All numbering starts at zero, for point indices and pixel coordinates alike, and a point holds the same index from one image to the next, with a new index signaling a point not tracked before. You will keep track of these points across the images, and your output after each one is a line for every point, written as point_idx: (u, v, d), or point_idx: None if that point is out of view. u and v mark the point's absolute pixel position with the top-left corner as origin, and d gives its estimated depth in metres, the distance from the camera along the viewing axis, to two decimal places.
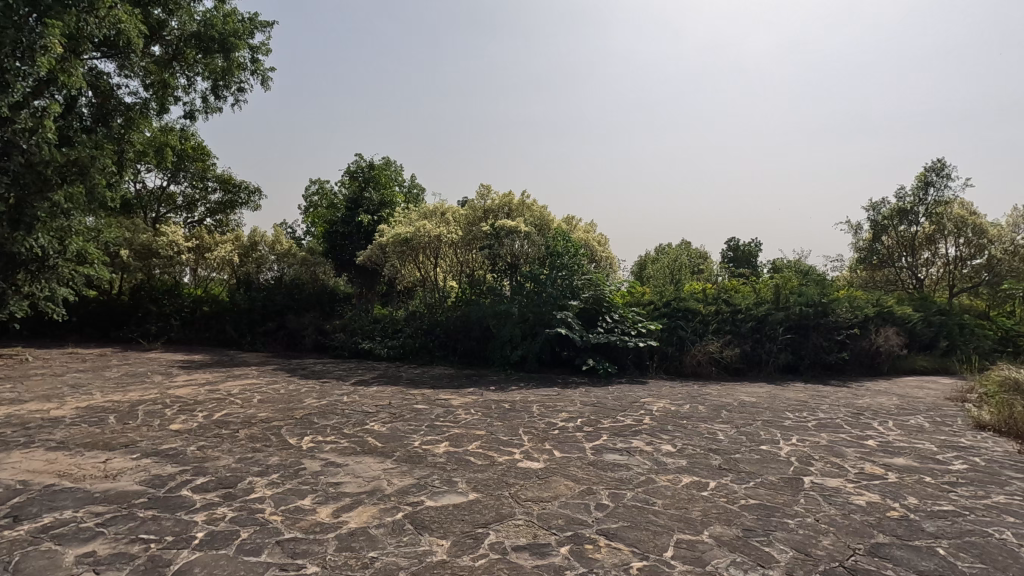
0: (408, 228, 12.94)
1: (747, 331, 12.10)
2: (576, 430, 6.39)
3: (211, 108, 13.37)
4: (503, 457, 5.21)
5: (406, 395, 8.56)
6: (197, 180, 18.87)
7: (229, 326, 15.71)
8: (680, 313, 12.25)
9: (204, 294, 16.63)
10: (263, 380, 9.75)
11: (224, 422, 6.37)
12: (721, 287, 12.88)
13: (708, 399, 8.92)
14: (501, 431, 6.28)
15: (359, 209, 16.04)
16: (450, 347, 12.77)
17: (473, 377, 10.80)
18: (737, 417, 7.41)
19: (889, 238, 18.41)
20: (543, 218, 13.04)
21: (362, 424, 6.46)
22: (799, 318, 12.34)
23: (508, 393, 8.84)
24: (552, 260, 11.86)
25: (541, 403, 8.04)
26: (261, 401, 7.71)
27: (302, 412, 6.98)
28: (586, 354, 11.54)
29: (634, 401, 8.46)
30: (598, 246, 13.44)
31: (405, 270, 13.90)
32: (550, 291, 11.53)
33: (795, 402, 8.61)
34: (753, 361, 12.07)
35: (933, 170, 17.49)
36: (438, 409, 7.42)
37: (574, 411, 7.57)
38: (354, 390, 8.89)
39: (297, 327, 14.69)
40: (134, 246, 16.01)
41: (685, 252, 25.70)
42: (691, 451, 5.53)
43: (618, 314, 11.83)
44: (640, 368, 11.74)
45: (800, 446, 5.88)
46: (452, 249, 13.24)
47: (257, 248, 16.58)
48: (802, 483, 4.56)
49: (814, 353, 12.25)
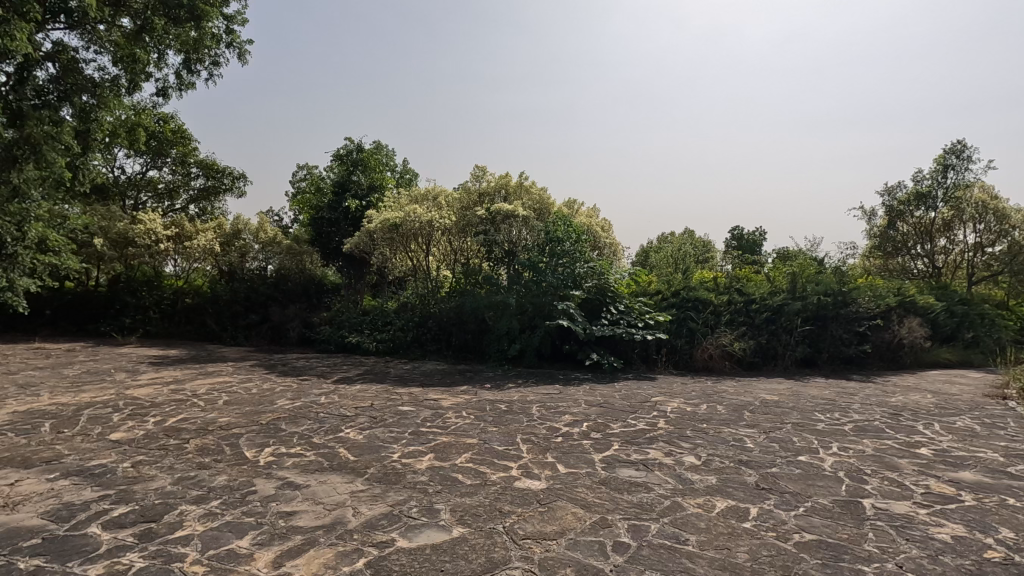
0: (398, 213, 12.06)
1: (762, 323, 11.27)
2: (583, 437, 5.55)
3: (186, 83, 12.48)
4: (498, 475, 4.36)
5: (392, 395, 7.71)
6: (179, 166, 17.89)
7: (211, 319, 14.89)
8: (690, 304, 11.39)
9: (184, 286, 15.75)
10: (237, 378, 8.90)
11: (175, 429, 5.52)
12: (732, 275, 12.05)
13: (724, 397, 8.09)
14: (497, 439, 5.43)
15: (346, 193, 15.05)
16: (444, 340, 11.94)
17: (468, 373, 9.96)
18: (762, 419, 6.58)
19: (905, 224, 17.54)
20: (542, 200, 12.09)
21: (335, 431, 5.61)
22: (817, 308, 11.52)
23: (505, 392, 7.99)
24: (552, 247, 10.90)
25: (542, 404, 7.20)
26: (226, 404, 6.86)
27: (269, 417, 6.12)
28: (589, 348, 10.71)
29: (645, 400, 7.62)
30: (602, 232, 12.54)
31: (396, 259, 13.03)
32: (551, 281, 10.65)
33: (823, 401, 7.78)
34: (768, 354, 11.26)
35: (953, 152, 16.61)
36: (425, 412, 6.58)
37: (578, 413, 6.72)
38: (334, 389, 8.05)
39: (281, 320, 13.85)
40: (110, 235, 15.14)
41: (690, 240, 24.78)
42: (719, 465, 4.69)
43: (623, 305, 10.99)
44: (647, 363, 10.90)
45: (845, 456, 5.04)
46: (445, 234, 12.47)
47: (240, 238, 15.68)
48: (863, 509, 3.72)
49: (834, 346, 11.41)
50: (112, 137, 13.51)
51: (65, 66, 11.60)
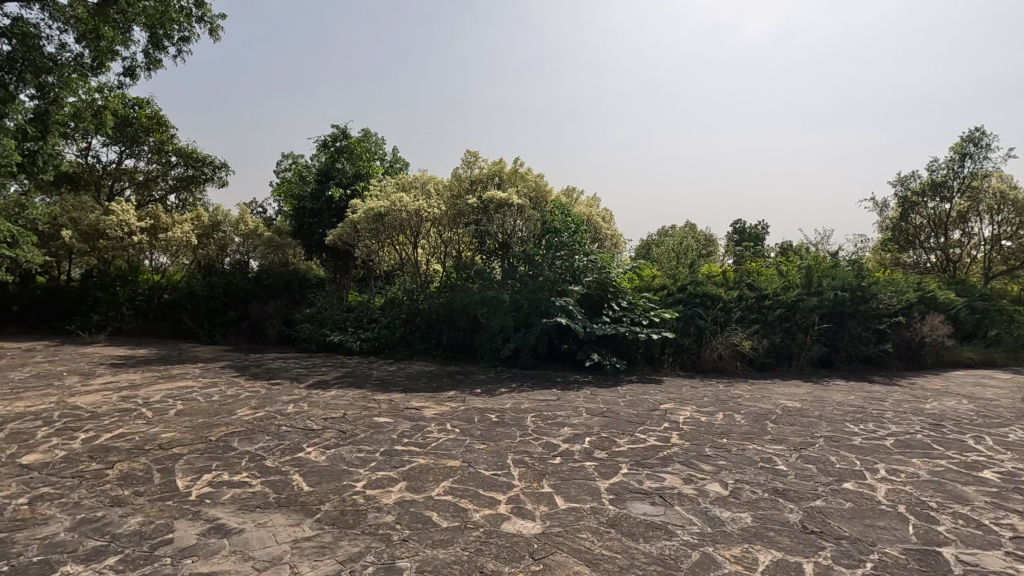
0: (383, 201, 11.18)
1: (775, 320, 10.44)
2: (585, 458, 4.71)
3: (154, 62, 11.59)
4: (482, 513, 3.54)
5: (369, 403, 6.86)
6: (157, 154, 16.97)
7: (187, 316, 13.99)
8: (698, 300, 10.56)
9: (162, 281, 15.00)
10: (201, 382, 8.05)
11: (104, 449, 4.66)
12: (742, 269, 11.24)
13: (741, 403, 7.28)
14: (484, 462, 4.59)
15: (329, 181, 13.89)
16: (433, 339, 11.12)
17: (458, 376, 9.13)
18: (789, 431, 5.77)
19: (918, 216, 16.72)
20: (538, 187, 11.20)
21: (294, 452, 4.75)
22: (834, 304, 10.72)
23: (496, 399, 7.16)
24: (549, 238, 10.04)
25: (538, 414, 6.36)
26: (177, 415, 6.00)
27: (221, 432, 5.27)
28: (589, 348, 9.90)
29: (653, 408, 6.81)
30: (603, 222, 11.69)
31: (382, 252, 12.17)
32: (547, 276, 9.81)
33: (851, 408, 6.97)
34: (782, 354, 10.45)
35: (971, 140, 15.79)
36: (403, 425, 5.74)
37: (579, 425, 5.89)
38: (307, 396, 7.20)
39: (260, 317, 12.98)
40: (80, 227, 14.25)
41: (693, 234, 23.97)
42: (752, 496, 3.87)
43: (627, 302, 10.17)
44: (653, 364, 10.09)
45: (898, 482, 4.23)
46: (434, 225, 11.60)
47: (217, 230, 15.09)
48: (947, 565, 2.91)
49: (852, 345, 10.62)
50: (77, 121, 12.59)
51: (20, 41, 10.65)
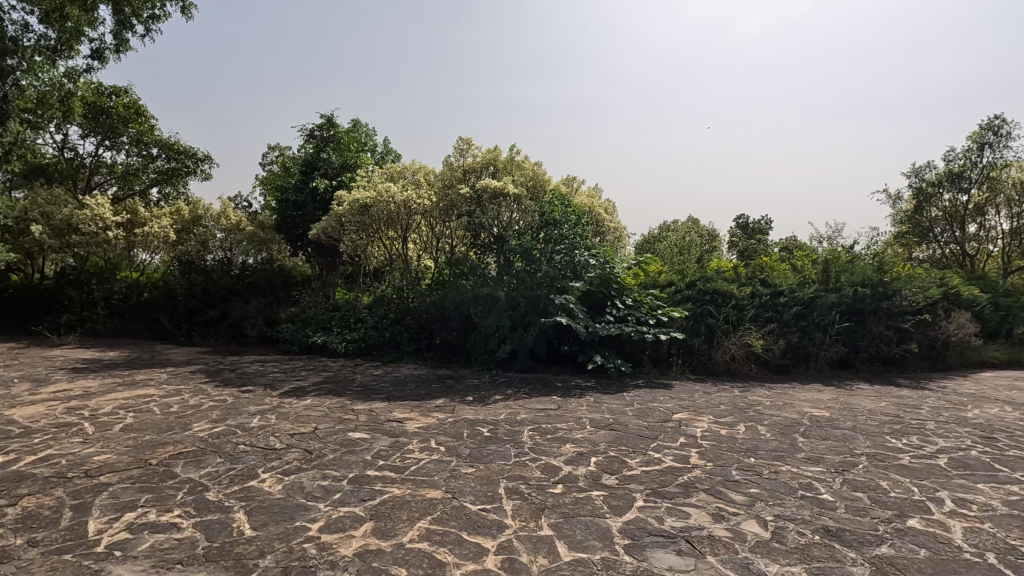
0: (369, 192, 10.42)
1: (792, 319, 9.68)
2: (592, 486, 3.97)
3: (124, 45, 10.79)
4: (464, 570, 2.78)
5: (346, 414, 6.10)
6: (136, 146, 16.16)
7: (164, 316, 13.19)
8: (708, 297, 9.82)
9: (140, 279, 14.31)
10: (163, 390, 7.28)
11: (16, 479, 3.90)
12: (754, 264, 10.51)
13: (762, 412, 6.53)
14: (471, 492, 3.83)
15: (314, 172, 12.91)
16: (424, 340, 10.41)
17: (449, 381, 8.38)
18: (824, 448, 5.04)
19: (933, 209, 16.00)
20: (536, 176, 10.42)
21: (244, 480, 3.99)
22: (854, 301, 9.99)
23: (490, 409, 6.42)
24: (548, 231, 9.29)
25: (536, 427, 5.62)
26: (122, 431, 5.23)
27: (165, 454, 4.51)
28: (592, 349, 9.16)
29: (665, 419, 6.07)
30: (606, 214, 10.93)
31: (369, 248, 11.39)
32: (546, 272, 9.08)
33: (886, 418, 6.25)
34: (799, 355, 9.72)
35: (990, 128, 15.05)
36: (381, 443, 4.98)
37: (583, 441, 5.15)
38: (277, 406, 6.44)
39: (241, 316, 12.22)
40: (52, 222, 13.39)
41: (696, 229, 23.22)
42: (801, 542, 3.11)
43: (631, 299, 9.45)
44: (660, 367, 9.35)
45: (972, 518, 3.48)
46: (425, 218, 10.85)
47: (198, 225, 14.36)
48: None
49: (873, 345, 9.90)
50: (41, 108, 11.77)
51: None
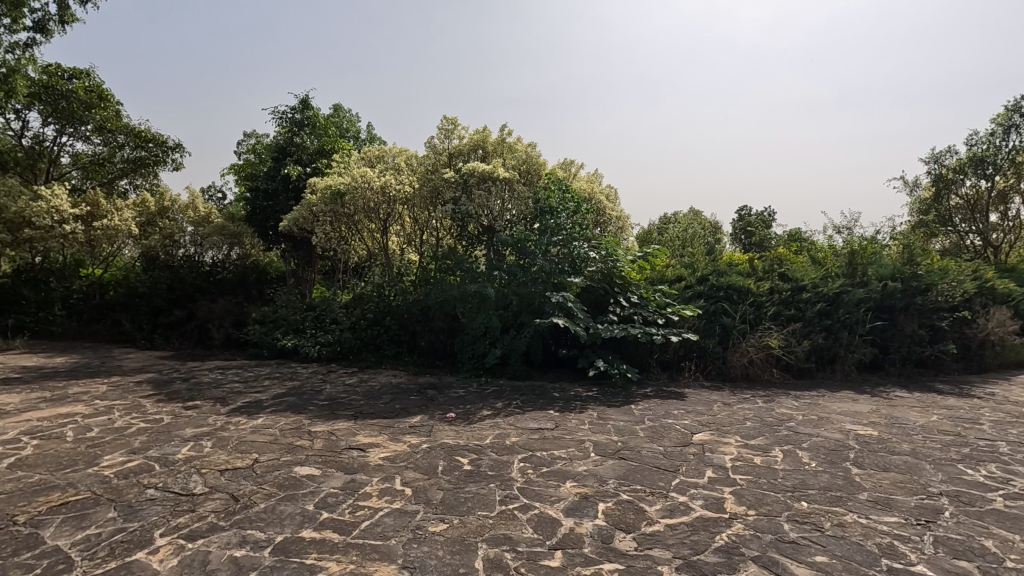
0: (344, 178, 9.35)
1: (817, 316, 8.68)
2: (601, 555, 2.93)
3: (69, 14, 9.63)
4: None
5: (300, 439, 5.04)
6: (100, 133, 14.97)
7: (125, 317, 12.06)
8: (721, 293, 8.82)
9: (104, 276, 13.27)
10: (93, 407, 6.19)
11: None
12: (771, 256, 9.50)
13: (797, 430, 5.52)
14: (435, 569, 2.79)
15: (287, 157, 11.77)
16: (405, 343, 9.38)
17: (431, 391, 7.33)
18: (890, 483, 4.01)
19: (954, 197, 14.99)
20: (528, 158, 9.32)
21: (130, 550, 2.94)
22: (883, 296, 8.99)
23: (475, 430, 5.38)
24: (544, 220, 8.26)
25: (529, 457, 4.57)
26: (8, 469, 4.15)
27: (41, 508, 3.43)
28: (593, 353, 8.15)
29: (684, 442, 5.04)
30: (607, 201, 9.89)
31: (346, 241, 10.32)
32: (541, 266, 8.07)
33: (948, 438, 5.23)
34: (824, 357, 8.71)
35: (1017, 109, 14.01)
36: (331, 484, 3.92)
37: (588, 478, 4.10)
38: (220, 429, 5.36)
39: (208, 317, 11.15)
40: (4, 215, 12.06)
41: (699, 221, 22.16)
42: None
43: (637, 296, 8.44)
44: (669, 372, 8.37)
45: None
46: (408, 207, 9.78)
47: (165, 218, 13.24)
48: None
49: (906, 345, 8.91)
50: None
51: None
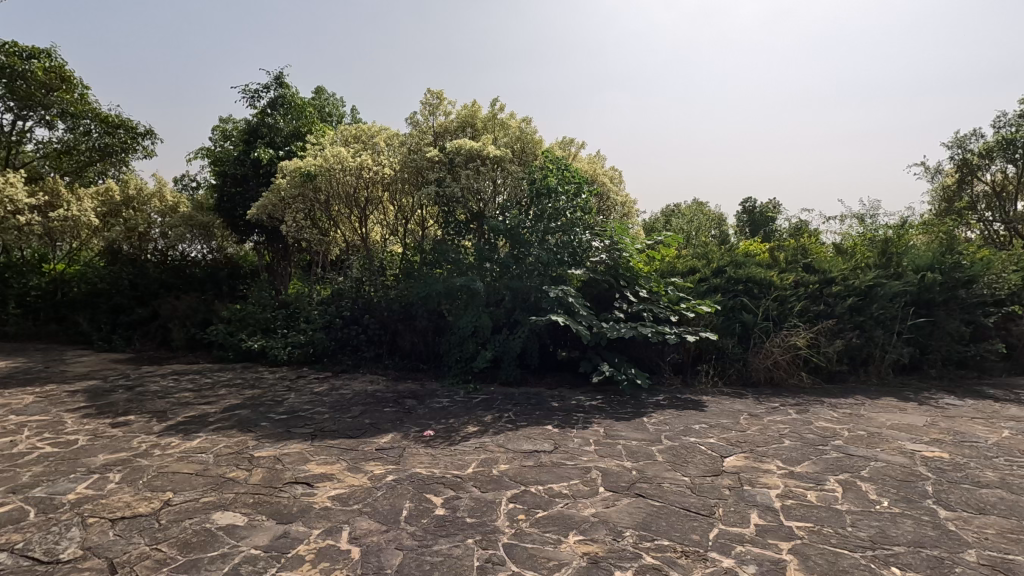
0: (316, 159, 8.34)
1: (849, 312, 7.71)
2: None
3: None
4: None
5: (236, 469, 4.04)
6: (63, 119, 13.84)
7: (84, 316, 11.01)
8: (741, 286, 7.83)
9: (65, 272, 12.15)
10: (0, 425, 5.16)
11: None
12: (794, 245, 8.52)
13: (848, 451, 4.54)
14: None
15: (257, 140, 10.74)
16: (386, 343, 8.37)
17: (409, 401, 6.33)
18: (999, 536, 3.02)
19: (981, 183, 14.02)
20: (523, 135, 8.29)
21: None
22: (923, 290, 8.01)
23: (456, 454, 4.39)
24: (540, 204, 7.26)
25: (520, 495, 3.57)
26: None
27: None
28: (597, 354, 7.17)
29: (714, 471, 4.06)
30: (612, 185, 8.89)
31: (320, 231, 9.30)
32: (538, 256, 7.10)
33: None
34: (857, 359, 7.75)
35: None
36: (253, 543, 2.92)
37: (598, 529, 3.10)
38: (142, 454, 4.35)
39: (171, 314, 10.15)
40: None
41: (702, 212, 21.20)
42: None
43: (646, 289, 7.45)
44: (683, 376, 7.40)
45: None
46: (389, 192, 8.76)
47: (130, 208, 12.14)
48: None
49: (948, 344, 7.93)
50: None
51: None
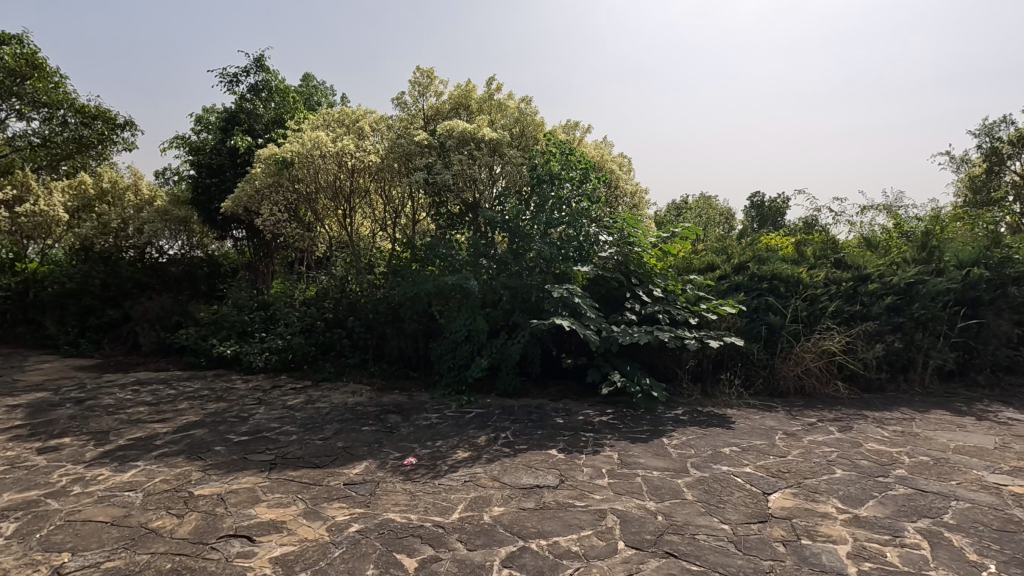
0: (294, 145, 7.53)
1: (888, 313, 6.89)
2: None
3: None
4: None
5: (164, 515, 3.24)
6: (35, 109, 12.99)
7: (53, 318, 10.22)
8: (765, 284, 7.02)
9: (36, 271, 11.36)
10: None
11: None
12: (825, 240, 7.70)
13: (917, 486, 3.72)
14: None
15: (236, 126, 9.95)
16: (372, 349, 7.57)
17: (393, 417, 5.53)
18: None
19: (1011, 173, 13.16)
20: (522, 117, 7.47)
21: None
22: (968, 288, 7.16)
23: (439, 492, 3.58)
24: (542, 193, 6.45)
25: (518, 557, 2.75)
26: None
27: None
28: (607, 361, 6.36)
29: (761, 516, 3.24)
30: (621, 173, 8.08)
31: (302, 225, 8.51)
32: (540, 251, 6.29)
33: None
34: (897, 365, 6.92)
35: None
36: None
37: None
38: (55, 494, 3.55)
39: (143, 316, 9.36)
40: None
41: (710, 206, 20.34)
42: None
43: (661, 288, 6.65)
44: (703, 385, 6.59)
45: None
46: (375, 181, 7.96)
47: (104, 203, 11.31)
48: None
49: (997, 348, 7.10)
50: None
51: None
